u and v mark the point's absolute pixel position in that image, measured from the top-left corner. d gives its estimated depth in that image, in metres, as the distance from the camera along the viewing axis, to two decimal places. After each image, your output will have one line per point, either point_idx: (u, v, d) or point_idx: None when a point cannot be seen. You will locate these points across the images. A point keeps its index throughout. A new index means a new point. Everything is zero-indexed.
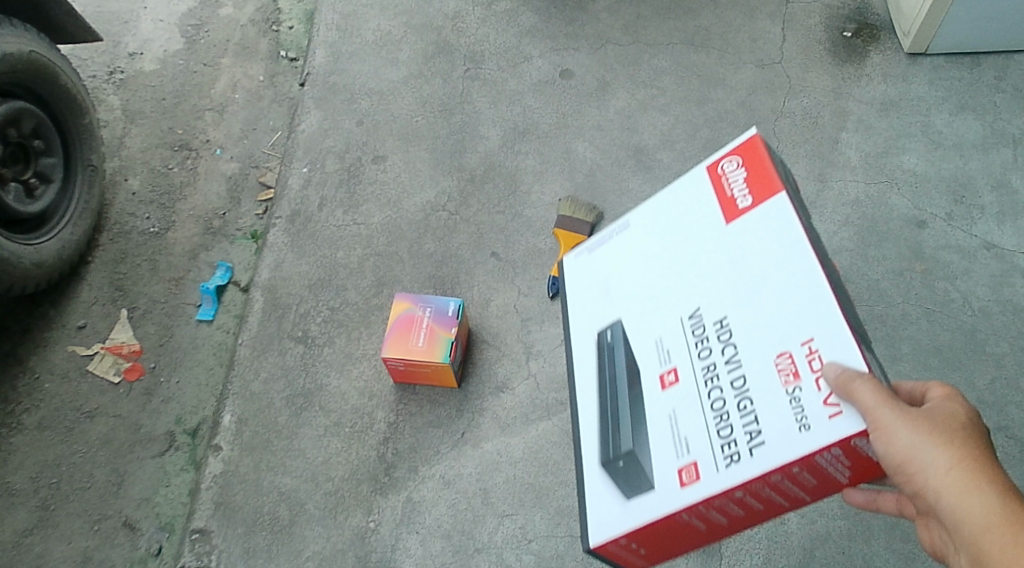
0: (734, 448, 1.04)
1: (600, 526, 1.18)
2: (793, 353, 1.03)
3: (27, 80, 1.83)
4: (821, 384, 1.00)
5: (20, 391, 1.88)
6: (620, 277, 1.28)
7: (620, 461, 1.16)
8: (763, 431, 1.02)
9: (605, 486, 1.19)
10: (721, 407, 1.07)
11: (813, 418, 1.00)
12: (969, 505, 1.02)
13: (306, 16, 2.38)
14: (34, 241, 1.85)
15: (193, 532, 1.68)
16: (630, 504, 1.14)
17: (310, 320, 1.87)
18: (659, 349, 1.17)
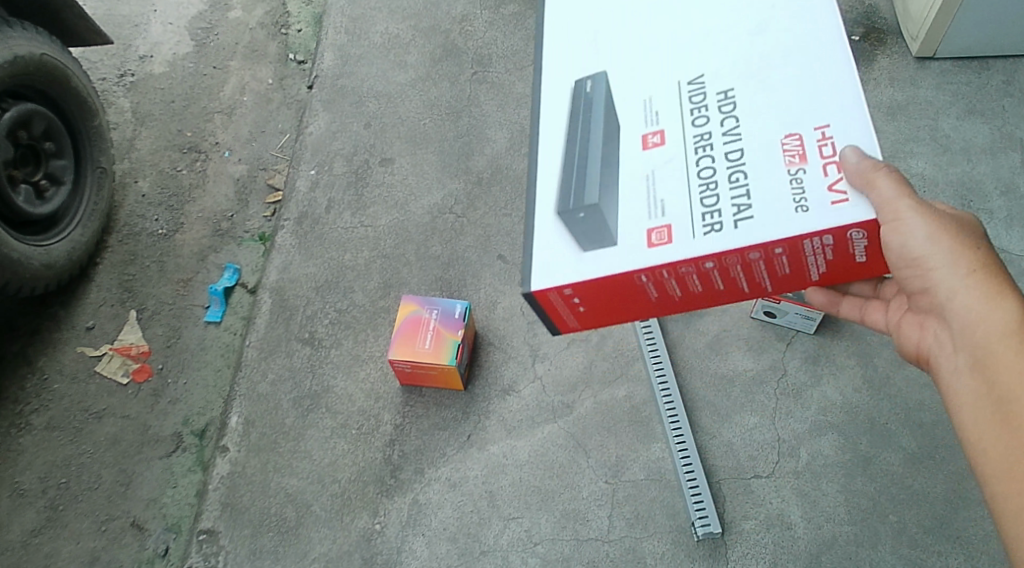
0: (717, 218, 1.07)
1: (543, 271, 1.10)
2: (803, 136, 1.08)
3: (38, 82, 1.84)
4: (830, 172, 1.06)
5: (30, 391, 1.89)
6: (612, 31, 1.24)
7: (580, 213, 1.08)
8: (753, 205, 1.06)
9: (559, 237, 1.11)
10: (709, 177, 1.09)
11: (813, 203, 1.04)
12: (976, 306, 1.14)
13: (314, 18, 2.39)
14: (43, 243, 1.86)
15: (200, 533, 1.69)
16: (584, 258, 1.09)
17: (317, 322, 1.88)
18: (647, 111, 1.17)
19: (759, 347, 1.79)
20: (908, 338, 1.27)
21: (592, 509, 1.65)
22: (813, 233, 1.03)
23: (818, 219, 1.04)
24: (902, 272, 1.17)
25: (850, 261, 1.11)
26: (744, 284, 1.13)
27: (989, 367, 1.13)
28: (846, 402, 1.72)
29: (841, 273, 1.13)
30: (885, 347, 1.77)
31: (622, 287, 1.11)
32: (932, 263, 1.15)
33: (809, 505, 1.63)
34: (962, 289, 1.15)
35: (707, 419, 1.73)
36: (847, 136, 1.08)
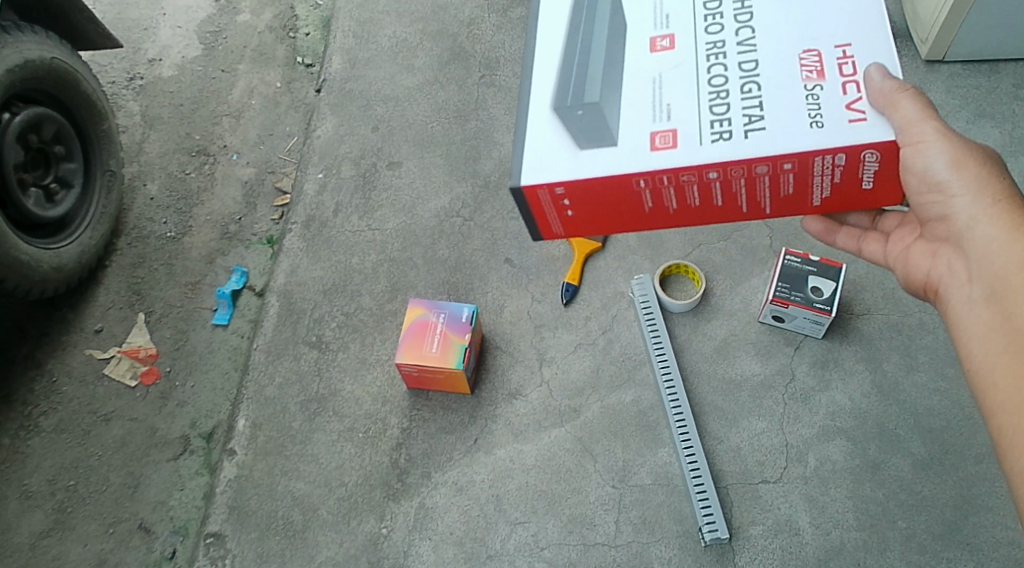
0: (727, 127, 1.12)
1: (537, 166, 1.15)
2: (822, 53, 1.14)
3: (48, 86, 1.85)
4: (848, 91, 1.11)
5: (38, 393, 1.90)
6: None
7: (580, 110, 1.13)
8: (765, 118, 1.11)
9: (555, 132, 1.16)
10: (721, 84, 1.14)
11: (828, 118, 1.10)
12: (994, 235, 1.18)
13: (322, 22, 2.39)
14: (53, 246, 1.87)
15: (208, 536, 1.69)
16: (583, 155, 1.14)
17: (324, 325, 1.88)
18: (658, 16, 1.22)
19: (767, 352, 1.78)
20: (915, 268, 1.32)
21: (599, 514, 1.65)
22: (825, 150, 1.08)
23: (833, 137, 1.09)
24: (921, 198, 1.22)
25: (857, 188, 1.16)
26: (740, 199, 1.18)
27: (1000, 293, 1.16)
28: (855, 407, 1.71)
29: (842, 200, 1.18)
30: (894, 352, 1.76)
31: (616, 189, 1.16)
32: (951, 188, 1.19)
33: (818, 511, 1.63)
34: (981, 217, 1.19)
35: (715, 424, 1.72)
36: (868, 56, 1.14)
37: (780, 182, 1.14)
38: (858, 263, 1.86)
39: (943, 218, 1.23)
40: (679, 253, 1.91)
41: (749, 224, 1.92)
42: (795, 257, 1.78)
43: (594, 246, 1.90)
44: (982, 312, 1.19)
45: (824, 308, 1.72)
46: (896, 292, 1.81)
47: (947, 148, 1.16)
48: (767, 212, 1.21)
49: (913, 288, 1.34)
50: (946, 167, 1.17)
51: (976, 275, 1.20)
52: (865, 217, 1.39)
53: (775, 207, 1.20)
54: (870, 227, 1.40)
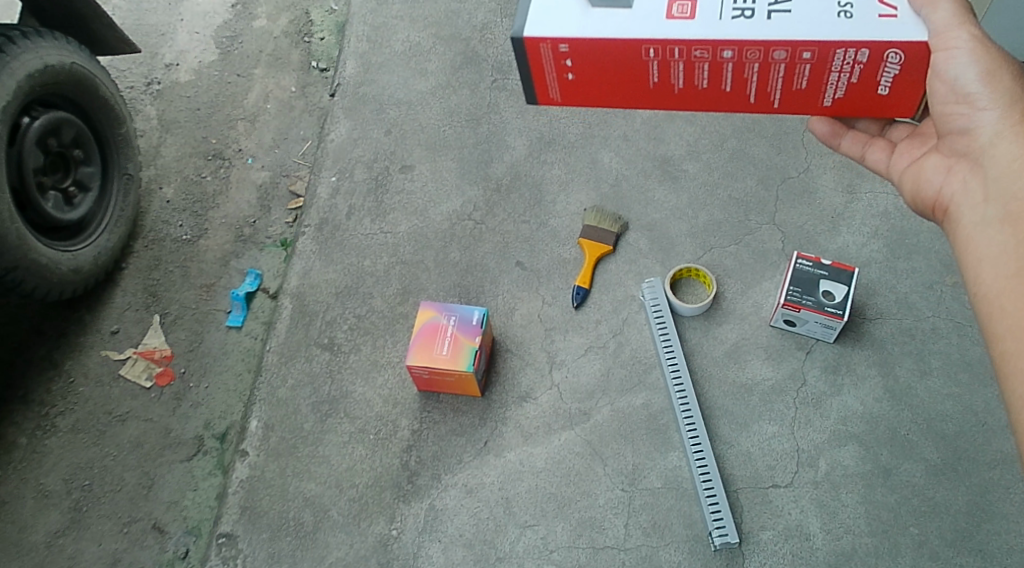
0: (750, 7, 1.15)
1: (546, 18, 1.18)
2: None
3: (68, 91, 1.89)
4: None
5: (55, 393, 1.92)
6: None
7: None
8: (791, 5, 1.15)
9: None
10: None
11: (855, 12, 1.13)
12: (1016, 153, 1.22)
13: (337, 27, 2.41)
14: (71, 248, 1.90)
15: (220, 536, 1.71)
16: (596, 13, 1.17)
17: (337, 327, 1.89)
18: None
19: (778, 356, 1.78)
20: (925, 183, 1.34)
21: (608, 518, 1.65)
22: (849, 42, 1.12)
23: (858, 29, 1.12)
24: (947, 108, 1.24)
25: (873, 91, 1.20)
26: (750, 86, 1.21)
27: (1015, 211, 1.19)
28: (866, 412, 1.71)
29: (855, 102, 1.22)
30: (907, 357, 1.75)
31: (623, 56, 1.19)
32: (980, 100, 1.22)
33: (829, 517, 1.62)
34: (1006, 134, 1.23)
35: (725, 428, 1.72)
36: None
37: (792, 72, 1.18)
38: (870, 267, 1.86)
39: (966, 132, 1.26)
40: (690, 257, 1.90)
41: (761, 228, 1.92)
42: (806, 261, 1.78)
43: (606, 248, 1.90)
44: (995, 232, 1.21)
45: (836, 312, 1.71)
46: (909, 297, 1.81)
47: (981, 59, 1.19)
48: (775, 105, 1.25)
49: (919, 204, 1.37)
50: (978, 78, 1.20)
51: (995, 195, 1.23)
52: (873, 124, 1.42)
53: (784, 101, 1.24)
54: (877, 134, 1.43)
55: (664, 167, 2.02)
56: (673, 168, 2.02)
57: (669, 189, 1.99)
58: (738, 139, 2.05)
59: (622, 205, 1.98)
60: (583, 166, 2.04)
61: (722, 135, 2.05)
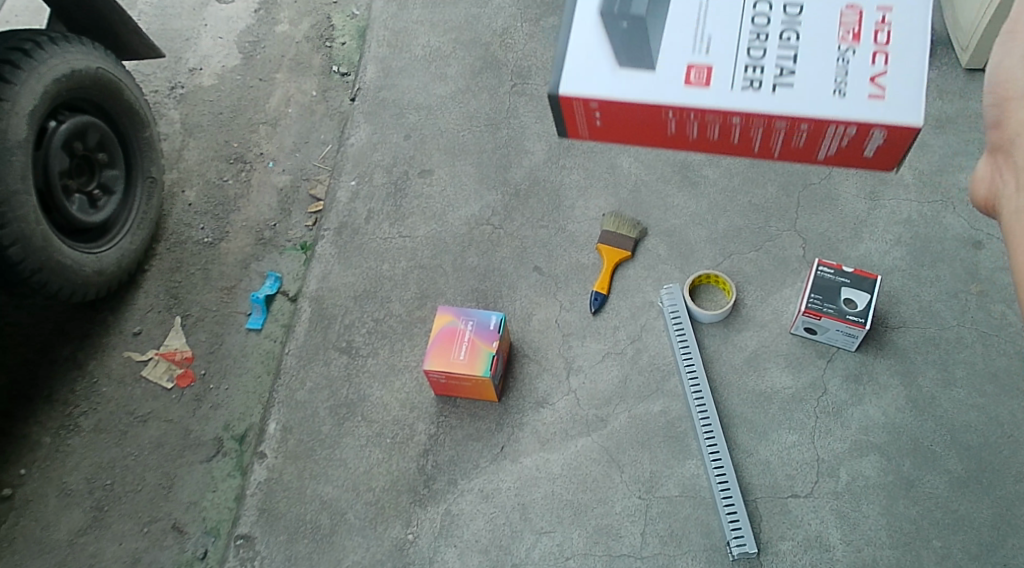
0: (758, 76, 1.14)
1: (576, 79, 1.16)
2: (862, 11, 1.14)
3: (94, 95, 1.91)
4: (875, 48, 1.13)
5: (78, 394, 1.94)
6: None
7: (626, 20, 1.15)
8: (795, 72, 1.14)
9: (596, 29, 1.15)
10: (763, 26, 1.16)
11: (850, 89, 1.12)
12: None
13: (358, 31, 2.43)
14: (95, 250, 1.92)
15: (238, 538, 1.72)
16: (622, 76, 1.16)
17: (355, 331, 1.90)
18: None
19: (798, 364, 1.76)
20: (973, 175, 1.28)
21: (624, 526, 1.64)
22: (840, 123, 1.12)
23: (852, 110, 1.12)
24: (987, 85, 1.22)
25: (858, 154, 1.17)
26: (755, 147, 1.20)
27: None
28: (888, 422, 1.68)
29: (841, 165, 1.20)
30: (930, 367, 1.73)
31: (649, 68, 1.16)
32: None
33: (849, 528, 1.60)
34: None
35: (744, 437, 1.70)
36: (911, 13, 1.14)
37: (810, 82, 1.13)
38: (893, 275, 1.83)
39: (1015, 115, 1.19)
40: (710, 263, 1.89)
41: (782, 234, 1.91)
42: (827, 268, 1.76)
43: (624, 254, 1.89)
44: None
45: (858, 321, 1.69)
46: (933, 306, 1.79)
47: None
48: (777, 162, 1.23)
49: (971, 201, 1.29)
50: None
51: None
52: None
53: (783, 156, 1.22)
54: None
55: (684, 173, 2.01)
56: (693, 173, 2.01)
57: (689, 195, 1.98)
58: None
59: (641, 210, 1.97)
60: (602, 171, 2.04)
61: None
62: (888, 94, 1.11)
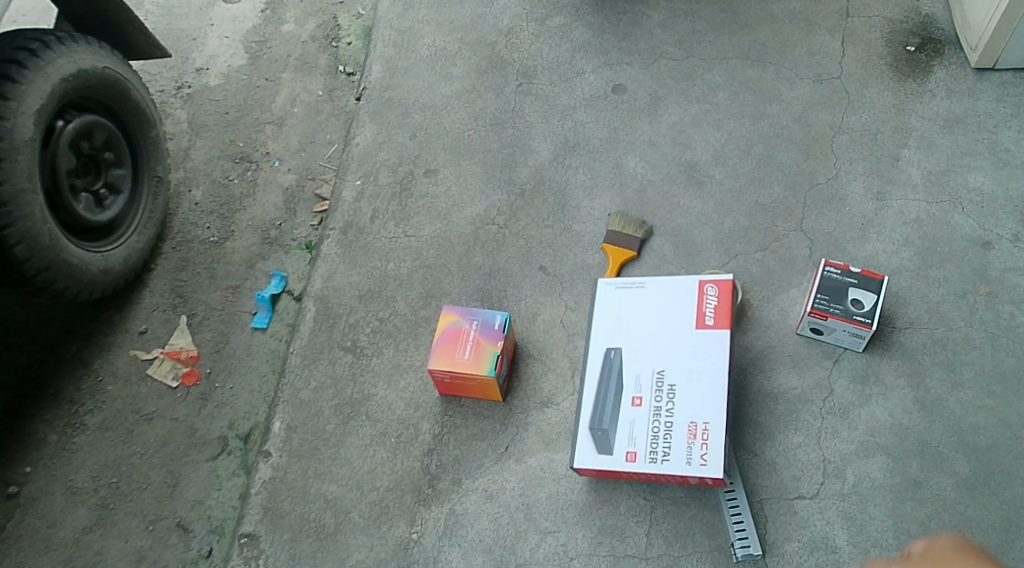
0: (657, 453, 1.59)
1: (584, 457, 1.63)
2: (699, 425, 1.59)
3: (101, 94, 1.91)
4: (705, 452, 1.57)
5: (84, 392, 1.95)
6: (630, 317, 1.75)
7: (598, 431, 1.63)
8: (669, 454, 1.58)
9: (584, 441, 1.64)
10: (662, 424, 1.61)
11: (675, 455, 1.58)
12: None
13: (364, 31, 2.44)
14: (102, 249, 1.92)
15: (242, 536, 1.71)
16: (598, 457, 1.62)
17: (360, 330, 1.90)
18: (636, 380, 1.68)
19: (804, 365, 1.75)
20: None
21: (629, 526, 1.63)
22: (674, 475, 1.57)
23: (686, 465, 1.57)
24: None
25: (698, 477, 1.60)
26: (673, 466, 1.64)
27: None
28: (895, 423, 1.67)
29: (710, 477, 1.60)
30: (938, 368, 1.72)
31: (609, 450, 1.62)
32: None
33: (856, 530, 1.59)
34: None
35: (750, 438, 1.69)
36: (717, 425, 1.59)
37: (678, 448, 1.59)
38: (900, 276, 1.82)
39: None
40: (716, 263, 1.88)
41: (788, 234, 1.90)
42: (834, 268, 1.74)
43: (629, 254, 1.89)
44: None
45: (865, 321, 1.68)
46: (941, 306, 1.78)
47: None
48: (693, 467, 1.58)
49: None
50: None
51: None
52: None
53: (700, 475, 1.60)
54: None
55: (690, 172, 2.01)
56: (699, 173, 2.00)
57: (695, 195, 1.97)
58: (766, 144, 2.03)
59: (646, 209, 1.97)
60: (607, 170, 2.03)
61: (749, 140, 2.04)
62: (708, 460, 1.56)
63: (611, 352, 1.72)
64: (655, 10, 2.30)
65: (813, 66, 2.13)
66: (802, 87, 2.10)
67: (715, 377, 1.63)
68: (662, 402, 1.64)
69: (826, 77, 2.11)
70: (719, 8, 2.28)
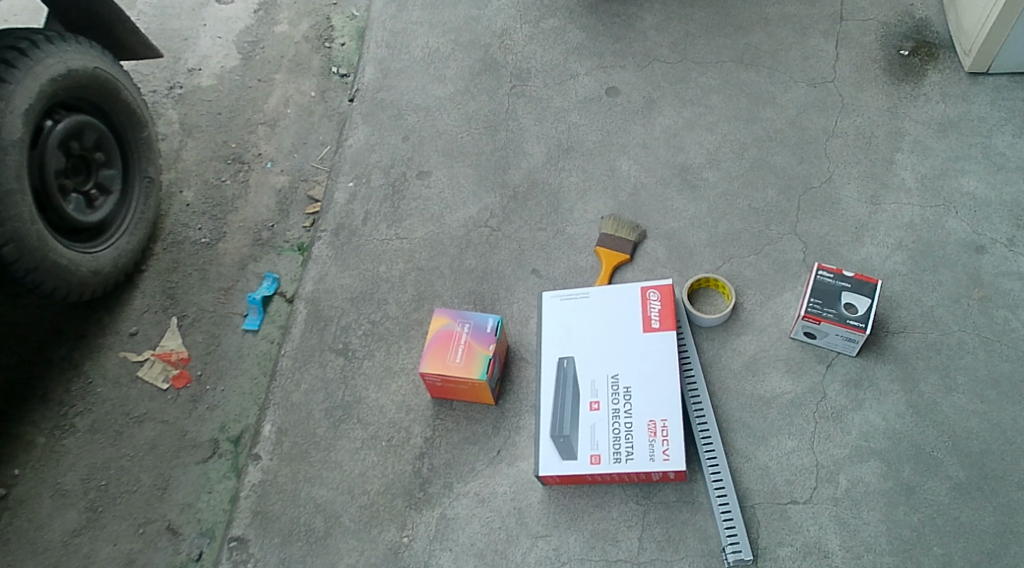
0: (620, 453, 1.62)
1: (549, 464, 1.63)
2: (658, 422, 1.63)
3: (90, 94, 1.90)
4: (666, 448, 1.61)
5: (74, 394, 1.94)
6: (580, 328, 1.78)
7: (561, 437, 1.65)
8: (632, 453, 1.62)
9: (547, 448, 1.65)
10: (622, 426, 1.65)
11: (639, 453, 1.61)
12: None
13: (358, 32, 2.43)
14: (92, 250, 1.91)
15: (232, 540, 1.70)
16: (563, 462, 1.63)
17: (351, 332, 1.89)
18: (592, 385, 1.71)
19: (798, 369, 1.74)
20: None
21: (621, 530, 1.62)
22: (640, 474, 1.60)
23: (650, 462, 1.60)
24: None
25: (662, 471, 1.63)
26: None
27: None
28: (889, 428, 1.67)
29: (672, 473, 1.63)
30: (932, 373, 1.71)
31: (573, 456, 1.64)
32: None
33: (849, 534, 1.58)
34: None
35: (743, 442, 1.68)
36: (674, 420, 1.63)
37: (640, 446, 1.62)
38: (894, 280, 1.82)
39: None
40: (709, 267, 1.88)
41: (782, 238, 1.90)
42: (827, 272, 1.74)
43: (623, 257, 1.88)
44: None
45: (858, 326, 1.68)
46: (935, 310, 1.78)
47: None
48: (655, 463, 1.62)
49: None
50: None
51: None
52: None
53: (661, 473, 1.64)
54: None
55: (683, 175, 2.00)
56: (693, 176, 2.00)
57: (689, 198, 1.97)
58: (759, 147, 2.03)
59: (640, 213, 1.96)
60: (601, 173, 2.03)
61: (743, 143, 2.03)
62: (670, 455, 1.60)
63: (563, 361, 1.75)
64: (649, 12, 2.29)
65: (807, 69, 2.13)
66: (797, 89, 2.10)
67: (667, 377, 1.68)
68: (619, 403, 1.67)
69: (820, 80, 2.11)
70: (713, 10, 2.28)
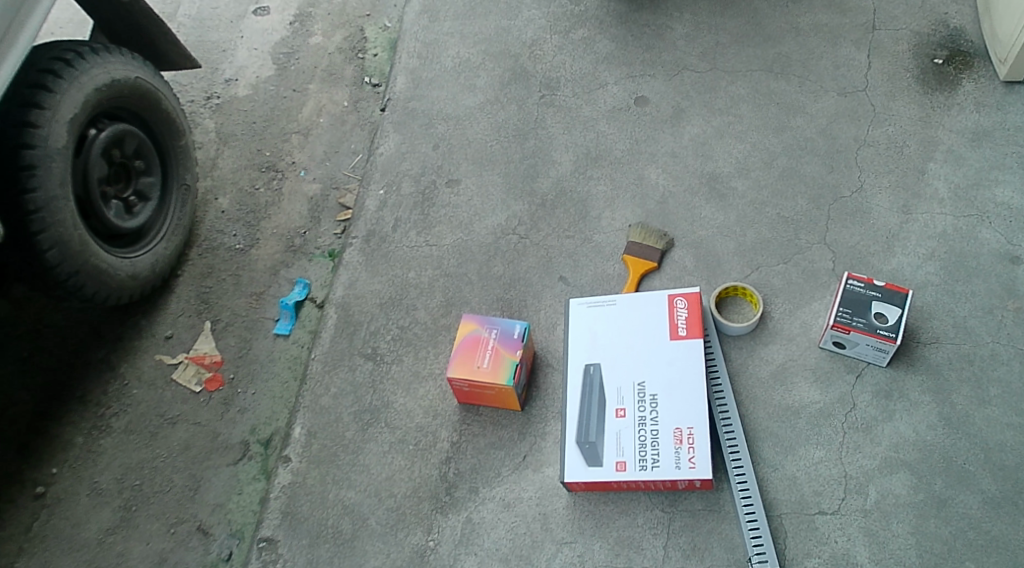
0: (646, 460, 1.62)
1: (575, 471, 1.64)
2: (684, 431, 1.63)
3: (132, 104, 1.96)
4: (692, 456, 1.61)
5: (111, 395, 1.98)
6: (606, 335, 1.78)
7: (586, 444, 1.66)
8: (658, 460, 1.61)
9: (573, 454, 1.66)
10: (648, 434, 1.65)
11: (666, 461, 1.61)
12: None
13: (390, 43, 2.47)
14: (130, 255, 1.96)
15: (261, 540, 1.73)
16: (589, 468, 1.64)
17: (380, 338, 1.92)
18: (618, 393, 1.71)
19: (826, 379, 1.73)
20: None
21: (646, 538, 1.62)
22: (666, 481, 1.60)
23: (676, 469, 1.60)
24: None
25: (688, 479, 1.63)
26: None
27: None
28: (920, 440, 1.65)
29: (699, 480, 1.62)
30: (965, 385, 1.69)
31: (598, 462, 1.64)
32: None
33: (878, 547, 1.56)
34: None
35: (770, 451, 1.67)
36: (701, 428, 1.63)
37: (665, 453, 1.62)
38: (926, 290, 1.80)
39: None
40: (737, 276, 1.87)
41: (811, 247, 1.89)
42: (858, 281, 1.73)
43: (650, 265, 1.89)
44: None
45: (889, 336, 1.66)
46: (967, 321, 1.75)
47: None
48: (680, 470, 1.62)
49: None
50: None
51: None
52: None
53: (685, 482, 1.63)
54: None
55: (712, 184, 2.00)
56: (722, 185, 2.00)
57: (717, 207, 1.97)
58: (789, 156, 2.02)
59: (667, 221, 1.96)
60: (629, 182, 2.03)
61: (772, 151, 2.03)
62: (696, 463, 1.60)
63: (590, 368, 1.75)
64: (679, 22, 2.30)
65: (837, 79, 2.12)
66: (827, 99, 2.09)
67: (693, 385, 1.68)
68: (645, 411, 1.67)
69: (851, 89, 2.10)
70: (743, 20, 2.28)
